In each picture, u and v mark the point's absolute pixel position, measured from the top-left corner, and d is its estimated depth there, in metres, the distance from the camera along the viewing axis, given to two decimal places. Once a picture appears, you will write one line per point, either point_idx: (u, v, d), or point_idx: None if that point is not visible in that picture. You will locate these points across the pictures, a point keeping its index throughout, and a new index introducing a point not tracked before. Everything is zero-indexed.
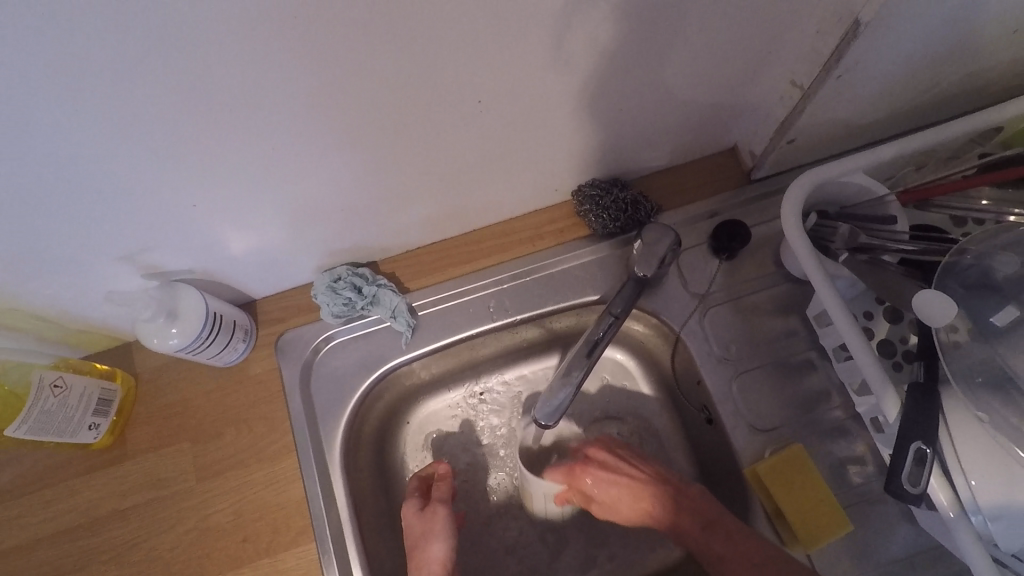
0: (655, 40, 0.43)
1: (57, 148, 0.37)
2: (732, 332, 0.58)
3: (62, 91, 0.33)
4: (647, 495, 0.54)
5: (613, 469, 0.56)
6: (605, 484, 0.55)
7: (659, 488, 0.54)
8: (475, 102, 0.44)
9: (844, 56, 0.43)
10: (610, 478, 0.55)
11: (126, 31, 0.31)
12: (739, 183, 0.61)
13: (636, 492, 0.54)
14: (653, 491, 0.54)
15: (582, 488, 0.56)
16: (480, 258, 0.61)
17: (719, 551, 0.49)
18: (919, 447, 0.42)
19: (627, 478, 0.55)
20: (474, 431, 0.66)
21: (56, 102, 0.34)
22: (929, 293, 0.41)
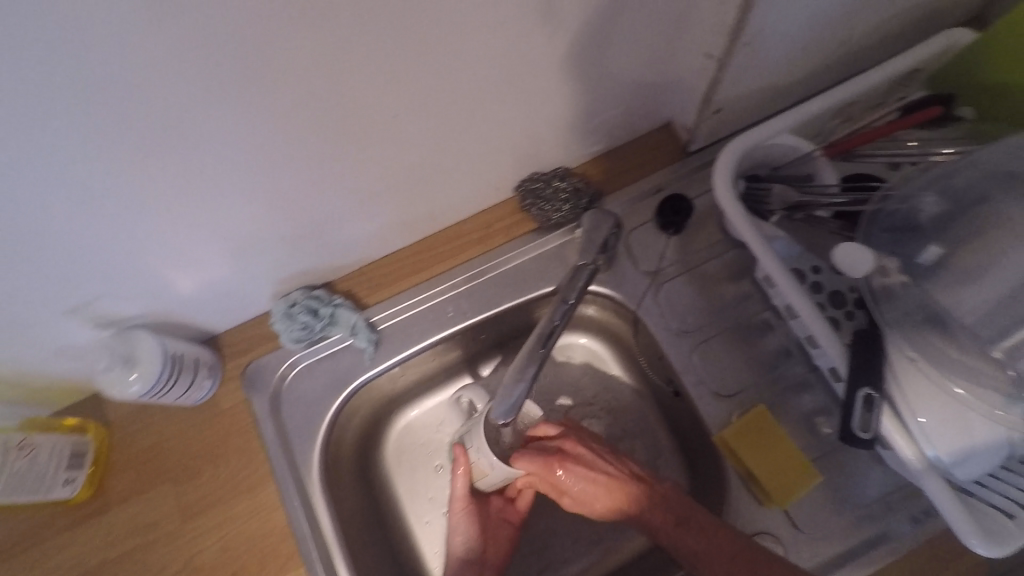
0: (563, 33, 0.44)
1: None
2: (688, 303, 0.60)
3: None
4: (627, 492, 0.56)
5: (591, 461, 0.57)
6: (582, 479, 0.56)
7: (635, 486, 0.56)
8: (395, 116, 0.45)
9: (746, 22, 0.44)
10: (583, 476, 0.56)
11: (27, 91, 0.31)
12: (678, 158, 0.62)
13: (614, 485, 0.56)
14: (629, 489, 0.56)
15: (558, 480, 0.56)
16: (435, 265, 0.62)
17: (693, 546, 0.51)
18: (867, 392, 0.44)
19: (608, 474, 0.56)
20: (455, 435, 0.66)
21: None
22: (845, 247, 0.43)
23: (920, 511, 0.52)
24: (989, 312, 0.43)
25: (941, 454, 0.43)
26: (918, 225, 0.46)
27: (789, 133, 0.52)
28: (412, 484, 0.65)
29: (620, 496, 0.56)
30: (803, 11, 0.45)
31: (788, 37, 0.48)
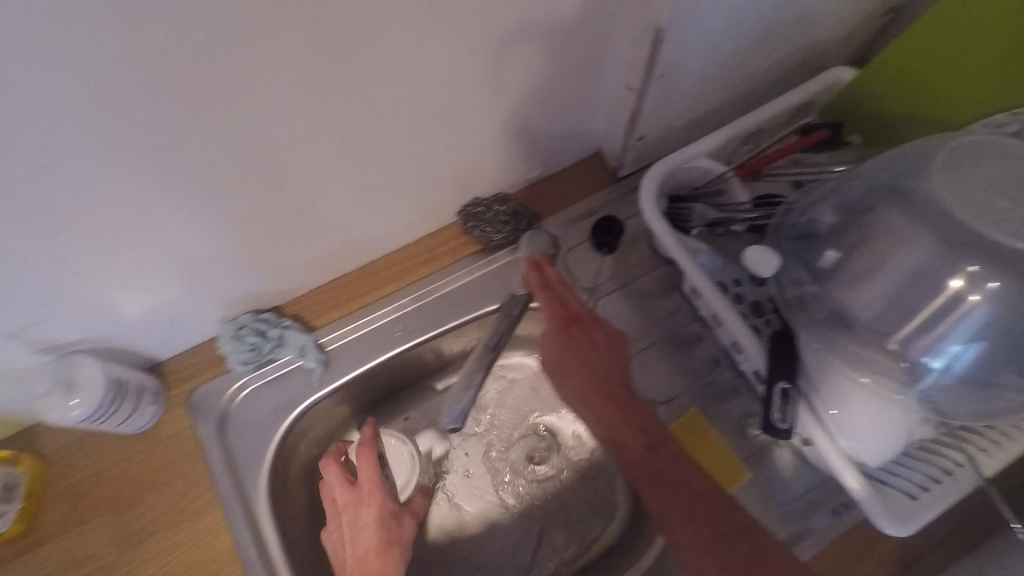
0: (495, 66, 0.48)
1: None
2: (623, 317, 0.63)
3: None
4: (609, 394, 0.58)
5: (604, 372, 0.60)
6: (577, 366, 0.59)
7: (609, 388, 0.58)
8: (338, 140, 0.47)
9: (657, 56, 0.49)
10: (598, 340, 0.58)
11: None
12: (610, 183, 0.67)
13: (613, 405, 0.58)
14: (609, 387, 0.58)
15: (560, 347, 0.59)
16: (382, 287, 0.64)
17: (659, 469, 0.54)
18: (783, 385, 0.48)
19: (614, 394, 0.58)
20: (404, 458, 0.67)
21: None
22: (753, 250, 0.47)
23: (841, 503, 0.55)
24: (885, 308, 0.46)
25: (852, 442, 0.47)
26: (817, 233, 0.50)
27: (703, 157, 0.58)
28: None
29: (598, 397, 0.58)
30: (707, 47, 0.51)
31: (697, 72, 0.54)
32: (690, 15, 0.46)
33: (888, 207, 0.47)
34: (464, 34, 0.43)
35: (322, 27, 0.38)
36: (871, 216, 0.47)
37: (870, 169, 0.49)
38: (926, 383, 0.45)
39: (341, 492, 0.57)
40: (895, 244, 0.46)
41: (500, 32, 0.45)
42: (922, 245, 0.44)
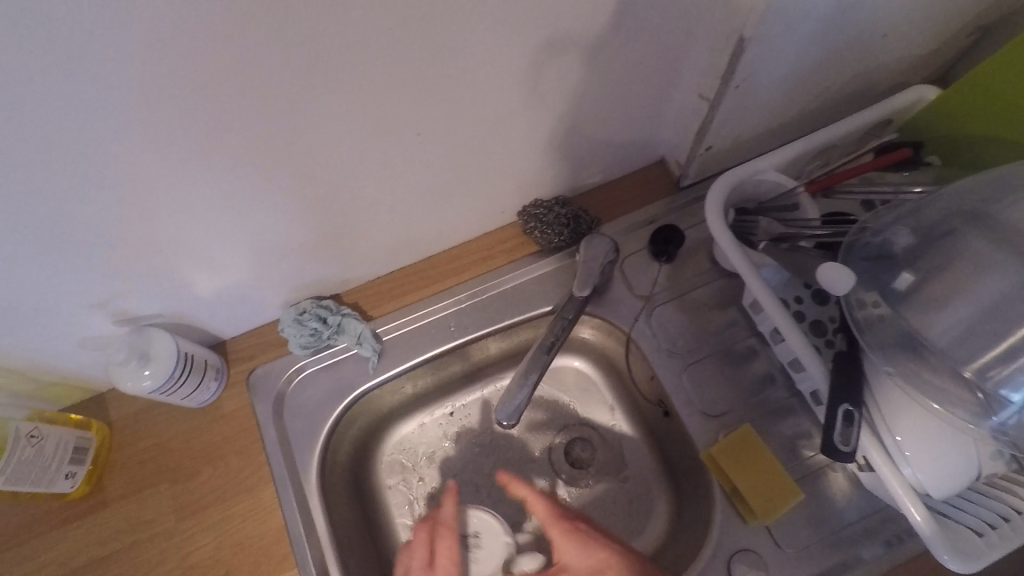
0: (574, 69, 0.48)
1: (33, 202, 0.39)
2: (677, 328, 0.63)
3: (38, 145, 0.36)
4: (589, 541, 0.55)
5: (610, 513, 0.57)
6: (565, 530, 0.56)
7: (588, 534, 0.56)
8: (413, 135, 0.48)
9: (736, 67, 0.49)
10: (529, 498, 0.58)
11: (108, 91, 0.35)
12: (671, 192, 0.67)
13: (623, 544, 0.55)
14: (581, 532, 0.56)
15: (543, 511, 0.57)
16: (439, 282, 0.65)
17: None
18: (846, 408, 0.46)
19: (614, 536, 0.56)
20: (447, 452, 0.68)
21: (30, 155, 0.37)
22: (826, 267, 0.46)
23: (896, 533, 0.54)
24: (962, 335, 0.44)
25: (917, 472, 0.45)
26: (892, 254, 0.49)
27: (773, 171, 0.57)
28: (405, 497, 0.66)
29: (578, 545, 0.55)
30: (787, 59, 0.50)
31: (774, 83, 0.53)
32: (773, 27, 0.46)
33: (971, 231, 0.46)
34: (549, 37, 0.44)
35: (418, 26, 0.39)
36: (950, 240, 0.46)
37: (955, 189, 0.48)
38: (1004, 416, 0.43)
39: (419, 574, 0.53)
40: (975, 270, 0.44)
41: (584, 37, 0.45)
42: (1006, 273, 0.43)
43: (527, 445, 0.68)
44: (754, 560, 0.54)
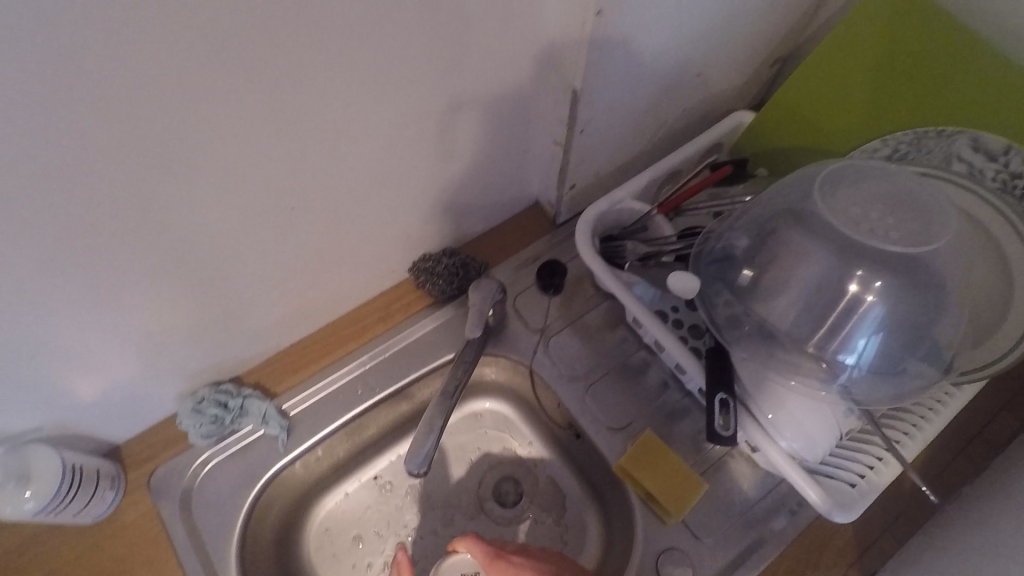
0: (436, 133, 0.53)
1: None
2: (574, 354, 0.67)
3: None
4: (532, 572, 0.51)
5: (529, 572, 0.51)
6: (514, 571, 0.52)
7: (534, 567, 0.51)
8: (290, 209, 0.50)
9: (576, 114, 0.56)
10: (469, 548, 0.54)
11: None
12: (549, 230, 0.72)
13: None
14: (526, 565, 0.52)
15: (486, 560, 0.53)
16: (341, 347, 0.66)
17: None
18: (722, 396, 0.52)
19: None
20: (374, 518, 0.67)
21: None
22: (679, 275, 0.52)
23: (794, 503, 0.59)
24: (798, 315, 0.52)
25: (792, 442, 0.51)
26: (734, 255, 0.55)
27: (630, 199, 0.63)
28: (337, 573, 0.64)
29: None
30: (619, 102, 0.58)
31: (614, 124, 0.61)
32: (598, 78, 0.53)
33: (790, 228, 0.52)
34: (405, 107, 0.48)
35: (277, 112, 0.41)
36: (775, 236, 0.53)
37: (771, 194, 0.55)
38: (844, 379, 0.50)
39: None
40: (799, 259, 0.51)
41: (437, 104, 0.50)
42: (821, 258, 0.50)
43: (453, 494, 0.68)
44: (680, 557, 0.57)
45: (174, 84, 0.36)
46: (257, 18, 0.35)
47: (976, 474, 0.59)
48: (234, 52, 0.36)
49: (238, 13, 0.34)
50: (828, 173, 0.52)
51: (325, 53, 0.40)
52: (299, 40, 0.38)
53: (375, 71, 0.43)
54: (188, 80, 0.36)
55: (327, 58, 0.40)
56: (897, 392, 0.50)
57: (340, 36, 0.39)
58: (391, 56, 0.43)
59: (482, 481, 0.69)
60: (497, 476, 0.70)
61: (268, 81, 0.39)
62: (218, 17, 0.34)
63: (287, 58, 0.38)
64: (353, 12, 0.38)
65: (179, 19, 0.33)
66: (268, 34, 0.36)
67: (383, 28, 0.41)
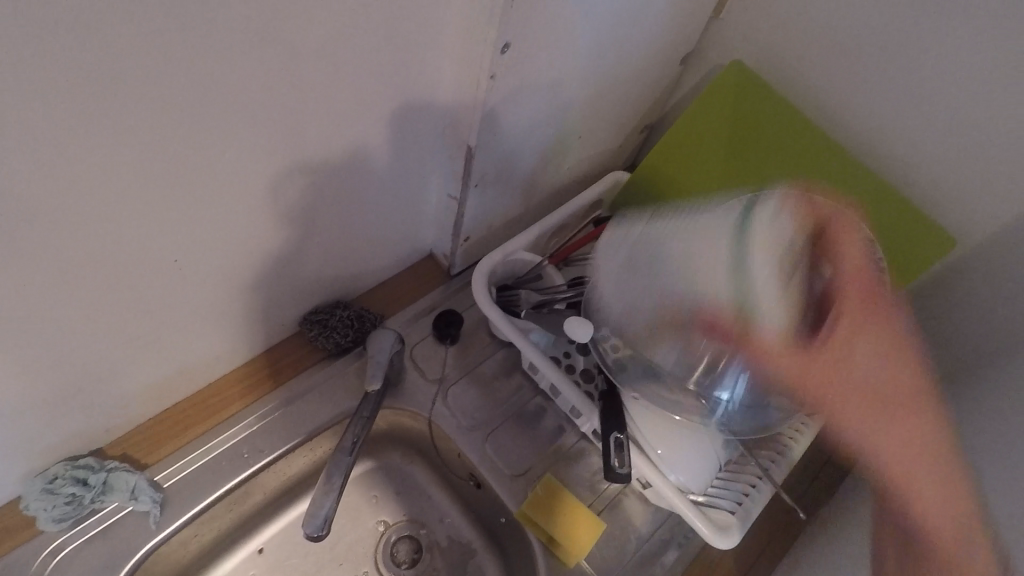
0: (334, 185, 0.53)
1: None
2: (472, 402, 0.68)
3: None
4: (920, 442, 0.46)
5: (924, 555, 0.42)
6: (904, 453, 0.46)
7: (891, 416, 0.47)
8: (173, 262, 0.47)
9: (471, 170, 0.58)
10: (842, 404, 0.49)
11: None
12: (443, 280, 0.74)
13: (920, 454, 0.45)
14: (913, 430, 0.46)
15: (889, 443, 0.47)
16: (224, 409, 0.61)
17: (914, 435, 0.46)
18: (616, 436, 0.55)
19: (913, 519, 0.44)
20: None
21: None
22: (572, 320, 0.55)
23: (683, 535, 0.63)
24: None
25: (678, 475, 0.55)
26: (620, 302, 0.59)
27: (522, 250, 0.67)
28: None
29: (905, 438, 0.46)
30: (510, 159, 0.62)
31: (505, 180, 0.64)
32: (492, 139, 0.56)
33: (667, 275, 0.57)
34: (302, 160, 0.48)
35: (166, 160, 0.39)
36: (655, 283, 0.58)
37: (650, 245, 0.60)
38: (720, 412, 0.55)
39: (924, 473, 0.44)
40: None
41: (338, 158, 0.50)
42: None
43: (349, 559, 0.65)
44: None
45: (48, 129, 0.33)
46: (147, 69, 0.34)
47: (829, 496, 0.67)
48: (120, 97, 0.34)
49: (125, 61, 0.33)
50: (698, 225, 0.58)
51: (219, 106, 0.39)
52: (193, 92, 0.37)
53: (273, 124, 0.43)
54: (61, 127, 0.33)
55: (220, 113, 0.39)
56: (764, 423, 0.57)
57: (237, 90, 0.39)
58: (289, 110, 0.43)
59: (376, 539, 0.67)
60: (394, 534, 0.67)
61: (155, 130, 0.37)
62: (102, 65, 0.32)
63: (178, 110, 0.37)
64: (251, 68, 0.38)
65: (57, 65, 0.31)
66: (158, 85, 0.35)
67: (281, 84, 0.41)
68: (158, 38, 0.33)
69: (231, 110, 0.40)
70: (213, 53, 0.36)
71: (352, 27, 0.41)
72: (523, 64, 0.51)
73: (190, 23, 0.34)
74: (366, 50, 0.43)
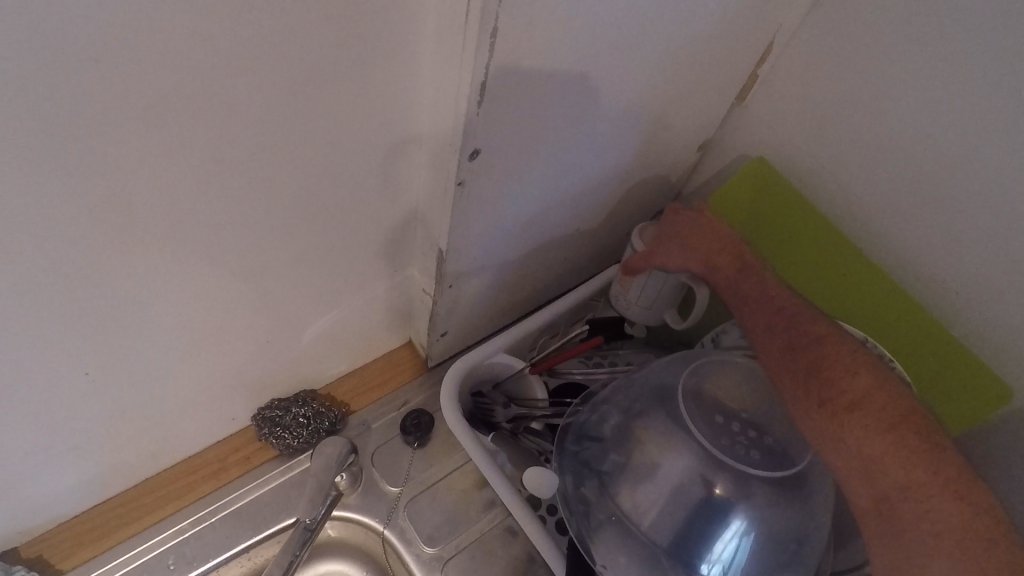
0: (279, 282, 0.48)
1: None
2: (435, 518, 0.60)
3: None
4: (896, 438, 0.40)
5: (915, 527, 0.38)
6: (867, 437, 0.41)
7: (880, 428, 0.41)
8: (85, 375, 0.43)
9: (443, 270, 0.53)
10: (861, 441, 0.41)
11: None
12: (421, 371, 0.68)
13: (872, 430, 0.41)
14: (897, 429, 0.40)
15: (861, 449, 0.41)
16: (155, 511, 0.55)
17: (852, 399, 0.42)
18: None
19: (917, 506, 0.38)
20: None
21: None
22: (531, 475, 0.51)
23: None
24: (659, 514, 0.47)
25: None
26: (602, 436, 0.51)
27: (502, 352, 0.59)
28: None
29: (871, 436, 0.41)
30: (490, 257, 0.56)
31: (485, 275, 0.58)
32: (466, 242, 0.50)
33: (654, 412, 0.50)
34: (231, 264, 0.43)
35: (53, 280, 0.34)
36: (641, 419, 0.50)
37: (642, 373, 0.53)
38: None
39: (861, 438, 0.41)
40: (663, 451, 0.48)
41: (282, 255, 0.46)
42: (684, 452, 0.47)
43: None
44: None
45: None
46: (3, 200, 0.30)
47: None
48: None
49: None
50: (692, 359, 0.52)
51: (107, 226, 0.35)
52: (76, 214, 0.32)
53: (178, 236, 0.38)
54: None
55: (106, 234, 0.35)
56: None
57: (127, 212, 0.34)
58: (197, 222, 0.38)
59: None
60: None
61: (30, 257, 0.33)
62: None
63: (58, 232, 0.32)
64: (140, 189, 0.34)
65: None
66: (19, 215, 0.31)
67: (177, 201, 0.36)
68: (6, 172, 0.29)
69: (121, 227, 0.35)
70: (86, 179, 0.31)
71: (266, 136, 0.35)
72: (501, 171, 0.45)
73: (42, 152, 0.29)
74: (288, 159, 0.38)
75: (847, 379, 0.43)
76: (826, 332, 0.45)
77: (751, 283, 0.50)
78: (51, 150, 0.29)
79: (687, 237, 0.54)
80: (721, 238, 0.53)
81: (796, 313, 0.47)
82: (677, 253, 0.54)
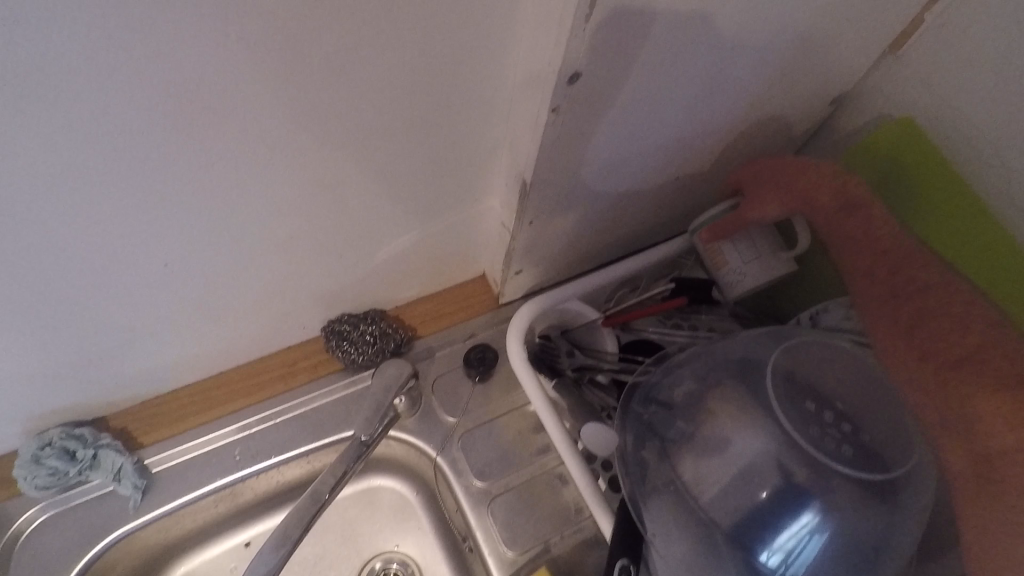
0: (355, 198, 0.47)
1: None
2: (487, 453, 0.60)
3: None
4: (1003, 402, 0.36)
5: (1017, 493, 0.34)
6: (970, 397, 0.37)
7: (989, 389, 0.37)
8: (163, 268, 0.44)
9: (526, 205, 0.49)
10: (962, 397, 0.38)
11: None
12: (491, 307, 0.66)
13: (980, 391, 0.37)
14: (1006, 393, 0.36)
15: (965, 403, 0.38)
16: (225, 404, 0.58)
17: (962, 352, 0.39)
18: (623, 565, 0.45)
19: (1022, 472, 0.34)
20: None
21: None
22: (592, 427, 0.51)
23: None
24: (723, 492, 0.44)
25: None
26: (671, 402, 0.48)
27: (578, 299, 0.57)
28: None
29: (977, 396, 0.37)
30: (578, 199, 0.52)
31: (569, 217, 0.54)
32: (555, 178, 0.47)
33: (733, 384, 0.47)
34: (308, 173, 0.42)
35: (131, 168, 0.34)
36: (716, 390, 0.47)
37: (724, 341, 0.49)
38: None
39: (960, 395, 0.38)
40: (738, 427, 0.45)
41: (360, 168, 0.44)
42: (762, 431, 0.44)
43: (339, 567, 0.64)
44: None
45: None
46: (81, 73, 0.28)
47: None
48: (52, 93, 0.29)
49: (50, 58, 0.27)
50: (776, 329, 0.50)
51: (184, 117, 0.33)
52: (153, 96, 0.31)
53: (252, 136, 0.36)
54: None
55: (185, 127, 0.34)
56: None
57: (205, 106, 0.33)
58: (275, 125, 0.36)
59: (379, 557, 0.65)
60: (388, 552, 0.65)
61: (109, 140, 0.33)
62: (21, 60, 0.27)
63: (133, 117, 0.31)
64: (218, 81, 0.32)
65: None
66: (96, 95, 0.30)
67: (255, 100, 0.34)
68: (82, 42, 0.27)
69: (199, 120, 0.34)
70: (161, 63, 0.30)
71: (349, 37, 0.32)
72: (602, 104, 0.40)
73: (118, 24, 0.27)
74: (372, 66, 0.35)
75: (957, 333, 0.40)
76: (938, 279, 0.43)
77: (853, 224, 0.48)
78: (127, 23, 0.27)
79: (777, 177, 0.52)
80: (819, 175, 0.50)
81: (905, 258, 0.45)
82: (772, 199, 0.52)
